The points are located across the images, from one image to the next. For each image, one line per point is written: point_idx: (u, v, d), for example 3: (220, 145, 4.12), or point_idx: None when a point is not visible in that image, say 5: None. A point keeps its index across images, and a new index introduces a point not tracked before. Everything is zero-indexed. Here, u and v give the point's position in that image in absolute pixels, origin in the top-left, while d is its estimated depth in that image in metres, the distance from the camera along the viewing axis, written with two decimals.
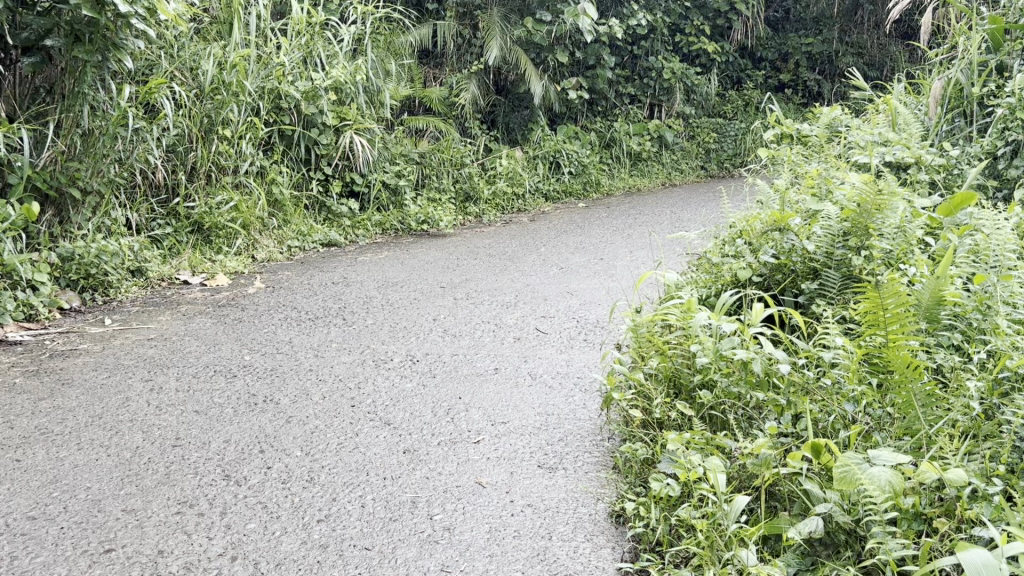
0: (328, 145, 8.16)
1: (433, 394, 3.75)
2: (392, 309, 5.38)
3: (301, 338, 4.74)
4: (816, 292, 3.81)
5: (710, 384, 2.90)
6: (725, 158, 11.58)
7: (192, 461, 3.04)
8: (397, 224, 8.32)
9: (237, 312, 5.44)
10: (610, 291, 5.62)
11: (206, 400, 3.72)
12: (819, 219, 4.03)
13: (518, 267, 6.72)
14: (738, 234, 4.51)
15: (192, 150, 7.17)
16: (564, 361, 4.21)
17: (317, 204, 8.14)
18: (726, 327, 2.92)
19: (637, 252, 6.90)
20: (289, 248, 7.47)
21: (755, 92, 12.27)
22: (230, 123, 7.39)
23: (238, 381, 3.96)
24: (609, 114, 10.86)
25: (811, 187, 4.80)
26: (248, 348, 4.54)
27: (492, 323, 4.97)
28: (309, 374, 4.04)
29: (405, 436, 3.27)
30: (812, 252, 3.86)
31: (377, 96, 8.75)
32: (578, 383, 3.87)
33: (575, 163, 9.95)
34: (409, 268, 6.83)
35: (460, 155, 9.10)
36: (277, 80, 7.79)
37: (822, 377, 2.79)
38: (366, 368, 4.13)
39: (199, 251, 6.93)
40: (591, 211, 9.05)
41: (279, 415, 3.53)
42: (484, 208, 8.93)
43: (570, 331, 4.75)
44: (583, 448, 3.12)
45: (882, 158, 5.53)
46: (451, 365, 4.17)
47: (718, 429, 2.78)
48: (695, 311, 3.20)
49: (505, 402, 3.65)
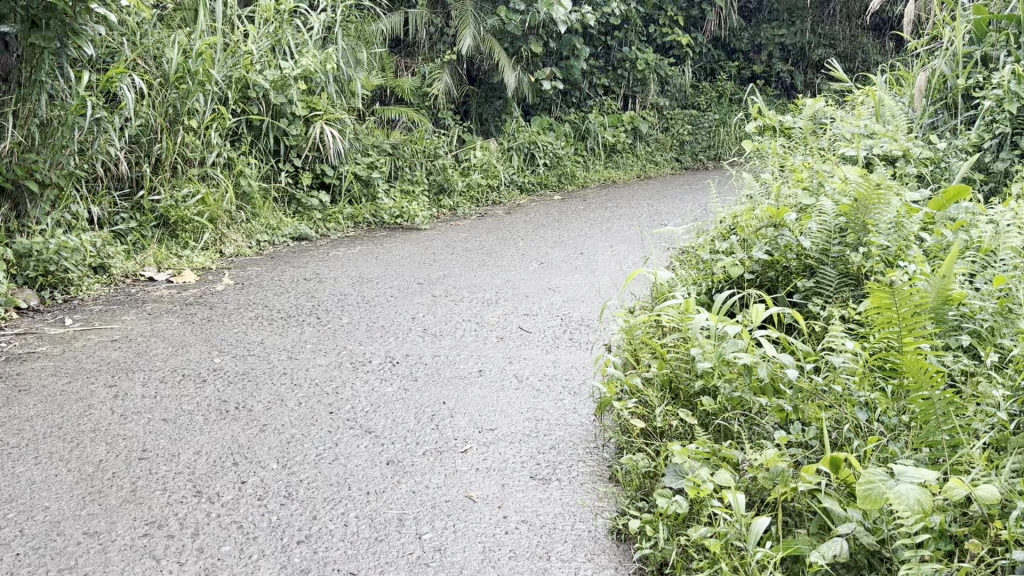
0: (298, 136, 7.91)
1: (415, 398, 3.58)
2: (368, 307, 5.19)
3: (274, 338, 4.53)
4: (812, 290, 3.67)
5: (712, 390, 2.75)
6: (700, 150, 11.48)
7: (160, 476, 2.84)
8: (370, 217, 8.10)
9: (206, 310, 5.23)
10: (592, 287, 5.47)
11: (174, 407, 3.51)
12: (815, 214, 3.91)
13: (496, 261, 6.55)
14: (728, 230, 4.38)
15: (156, 141, 6.92)
16: (550, 362, 4.05)
17: (287, 197, 7.91)
18: (729, 329, 2.77)
19: (617, 246, 6.76)
20: (258, 242, 7.23)
21: (730, 84, 12.17)
22: (196, 113, 7.14)
23: (208, 387, 3.76)
24: (583, 105, 10.69)
25: (802, 180, 4.67)
26: (218, 349, 4.33)
27: (473, 321, 4.80)
28: (283, 378, 3.84)
29: (388, 446, 3.10)
30: (807, 248, 3.74)
31: (348, 86, 8.53)
32: (566, 386, 3.72)
33: (550, 154, 9.77)
34: (384, 263, 6.63)
35: (434, 146, 8.90)
36: (245, 69, 7.56)
37: (829, 383, 2.65)
38: (343, 371, 3.94)
39: (165, 246, 6.67)
40: (568, 204, 8.89)
41: (253, 423, 3.34)
42: (459, 201, 8.73)
43: (554, 330, 4.59)
44: (577, 457, 2.97)
45: (869, 150, 5.42)
46: (434, 367, 3.99)
47: (722, 438, 2.63)
48: (693, 313, 3.05)
49: (492, 407, 3.49)
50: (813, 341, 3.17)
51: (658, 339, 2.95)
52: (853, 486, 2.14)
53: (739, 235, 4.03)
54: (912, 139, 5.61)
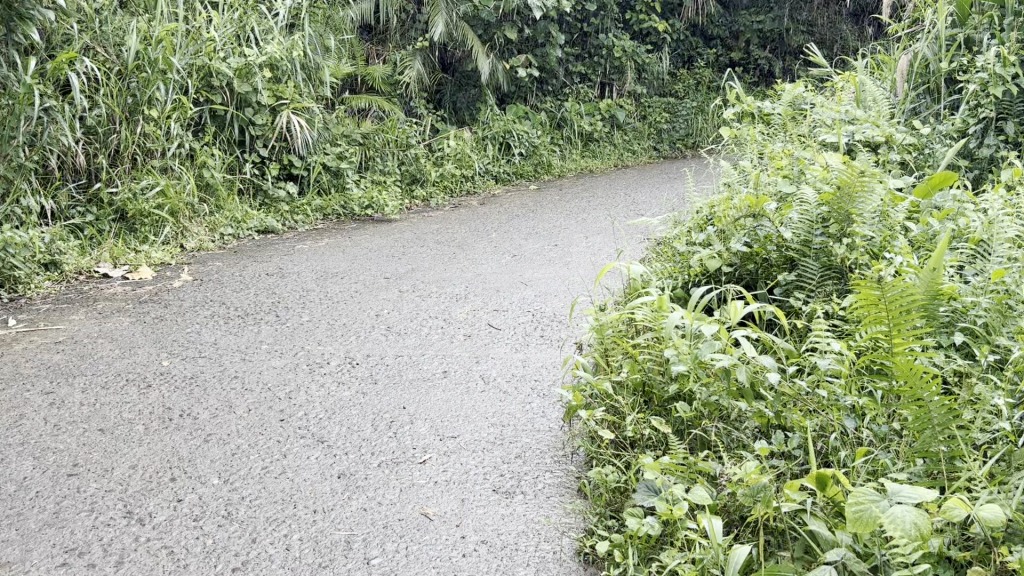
0: (264, 126, 7.63)
1: (374, 403, 3.36)
2: (331, 303, 4.95)
3: (228, 338, 4.29)
4: (794, 284, 3.47)
5: (687, 395, 2.54)
6: (677, 138, 11.28)
7: (88, 494, 2.61)
8: (339, 209, 7.85)
9: (160, 309, 4.96)
10: (566, 281, 5.25)
11: (114, 416, 3.26)
12: (797, 202, 3.70)
13: (468, 254, 6.33)
14: (704, 221, 4.17)
15: (113, 132, 6.62)
16: (519, 361, 3.83)
17: (253, 189, 7.64)
18: (706, 329, 2.55)
19: (593, 237, 6.56)
20: (222, 236, 6.96)
21: (708, 71, 11.96)
22: (156, 102, 6.83)
23: (152, 393, 3.50)
24: (559, 93, 10.46)
25: (782, 167, 4.47)
26: (167, 352, 4.07)
27: (440, 318, 4.57)
28: (234, 383, 3.60)
29: (340, 457, 2.88)
30: (788, 239, 3.53)
31: (316, 74, 8.26)
32: (536, 387, 3.50)
33: (526, 144, 9.53)
34: (351, 257, 6.40)
35: (406, 135, 8.64)
36: (207, 56, 7.26)
37: (814, 386, 2.45)
38: (299, 374, 3.71)
39: (122, 241, 6.39)
40: (543, 194, 8.67)
41: (196, 433, 3.10)
42: (432, 191, 8.48)
43: (525, 327, 4.37)
44: (543, 468, 2.76)
45: (851, 136, 5.17)
46: (396, 368, 3.76)
47: (698, 449, 2.43)
48: (667, 311, 2.84)
49: (454, 411, 3.27)
50: (796, 340, 2.98)
51: (629, 339, 2.74)
52: (841, 505, 1.94)
53: (716, 225, 3.82)
54: (895, 125, 5.43)
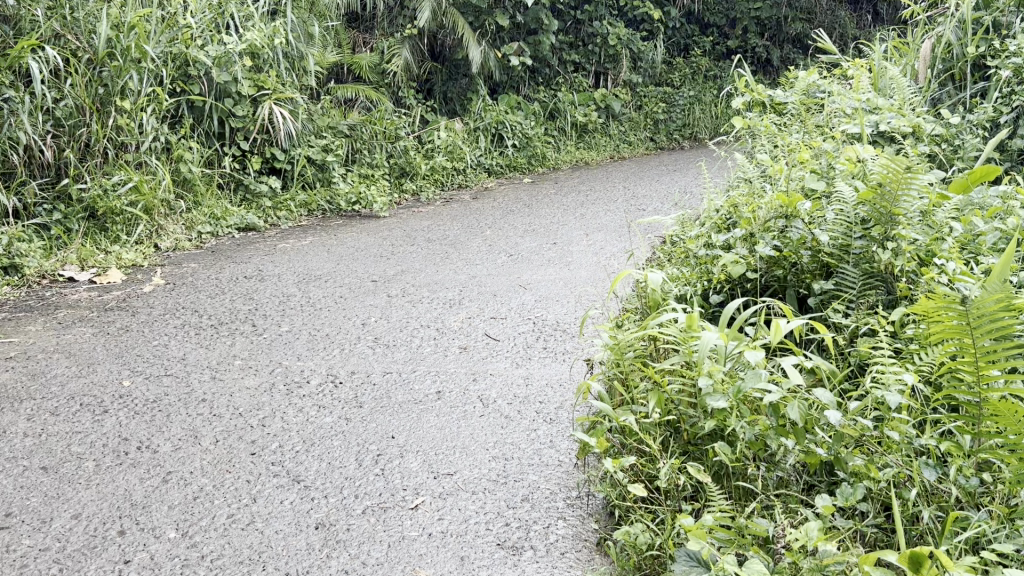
0: (245, 118, 7.19)
1: (358, 432, 2.96)
2: (313, 311, 4.55)
3: (198, 353, 3.89)
4: (832, 293, 3.11)
5: (728, 434, 2.17)
6: (675, 129, 10.81)
7: (18, 556, 2.22)
8: (324, 205, 7.42)
9: (127, 318, 4.55)
10: (567, 286, 4.86)
11: (60, 450, 2.85)
12: (833, 201, 3.32)
13: (460, 254, 5.92)
14: (725, 224, 3.79)
15: (83, 124, 6.20)
16: (521, 380, 3.43)
17: (233, 183, 7.21)
18: (749, 356, 2.16)
19: (594, 236, 6.15)
20: (200, 235, 6.55)
21: (705, 59, 11.51)
22: (129, 93, 6.42)
23: (108, 421, 3.09)
24: (552, 83, 10.05)
25: (806, 161, 4.09)
26: (129, 369, 3.66)
27: (432, 327, 4.18)
28: (200, 408, 3.19)
29: (319, 501, 2.50)
30: (824, 242, 3.16)
31: (299, 63, 7.84)
32: (541, 412, 3.11)
33: (519, 135, 9.10)
34: (337, 257, 5.98)
35: (394, 127, 8.20)
36: (184, 44, 6.83)
37: (880, 424, 2.09)
38: (274, 396, 3.30)
39: (91, 241, 5.98)
40: (539, 187, 8.29)
41: (155, 470, 2.71)
42: (422, 185, 8.04)
43: (526, 338, 3.98)
44: (555, 516, 2.38)
45: (875, 126, 4.76)
46: (383, 389, 3.36)
47: (743, 501, 2.07)
48: (697, 330, 2.46)
49: (450, 441, 2.87)
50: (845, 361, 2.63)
51: (655, 366, 2.36)
52: None
53: (741, 228, 3.42)
54: (920, 114, 5.04)
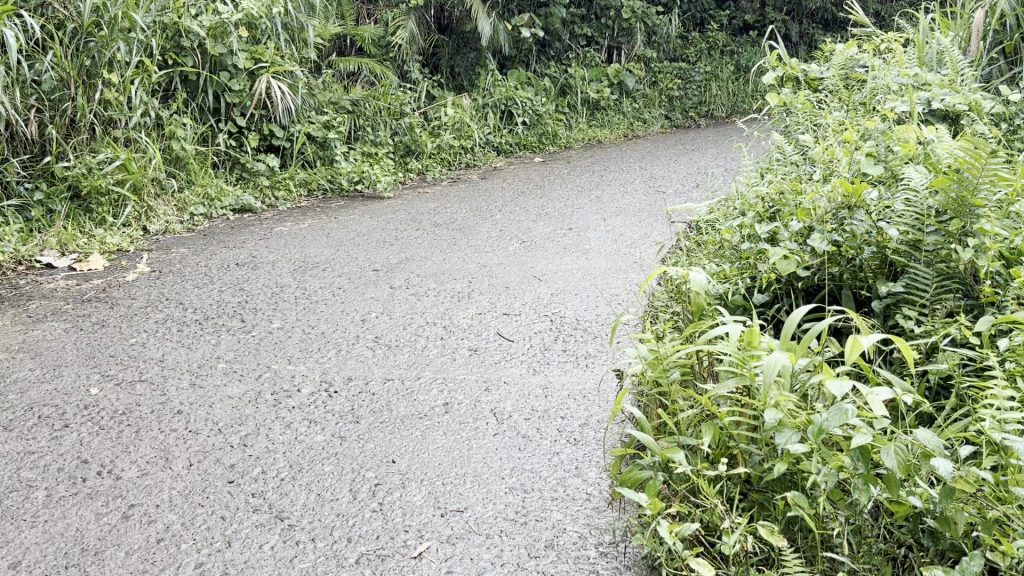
0: (241, 92, 6.77)
1: (353, 455, 2.57)
2: (308, 305, 4.16)
3: (178, 354, 3.49)
4: (903, 298, 2.70)
5: (807, 484, 1.78)
6: (690, 106, 10.22)
7: None
8: (325, 184, 6.99)
9: (104, 312, 4.14)
10: (585, 279, 4.45)
11: (8, 476, 2.46)
12: (900, 189, 2.91)
13: (468, 240, 5.50)
14: (768, 214, 3.37)
15: (67, 98, 5.79)
16: (540, 390, 3.03)
17: (229, 162, 6.80)
18: (834, 387, 1.75)
19: (612, 221, 5.74)
20: (193, 216, 6.14)
21: (722, 34, 10.92)
22: (117, 65, 6.00)
23: (68, 439, 2.69)
24: (563, 59, 9.58)
25: (857, 142, 3.67)
26: (100, 373, 3.26)
27: (439, 324, 3.79)
28: (174, 425, 2.79)
29: (305, 546, 2.11)
30: (892, 238, 2.75)
31: (300, 35, 7.37)
32: (564, 430, 2.71)
33: (529, 112, 8.63)
34: (337, 242, 5.59)
35: (399, 102, 7.76)
36: (175, 13, 6.42)
37: (997, 476, 1.70)
38: (259, 408, 2.91)
39: (74, 223, 5.59)
40: (551, 167, 7.85)
41: (114, 502, 2.32)
42: (428, 163, 7.61)
43: (543, 338, 3.58)
44: (585, 569, 1.99)
45: (925, 104, 4.31)
46: (383, 400, 2.96)
47: (825, 569, 1.70)
48: (759, 347, 2.07)
49: (459, 467, 2.47)
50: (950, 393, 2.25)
51: (710, 393, 1.98)
52: None
53: (796, 220, 3.00)
54: (974, 90, 4.58)
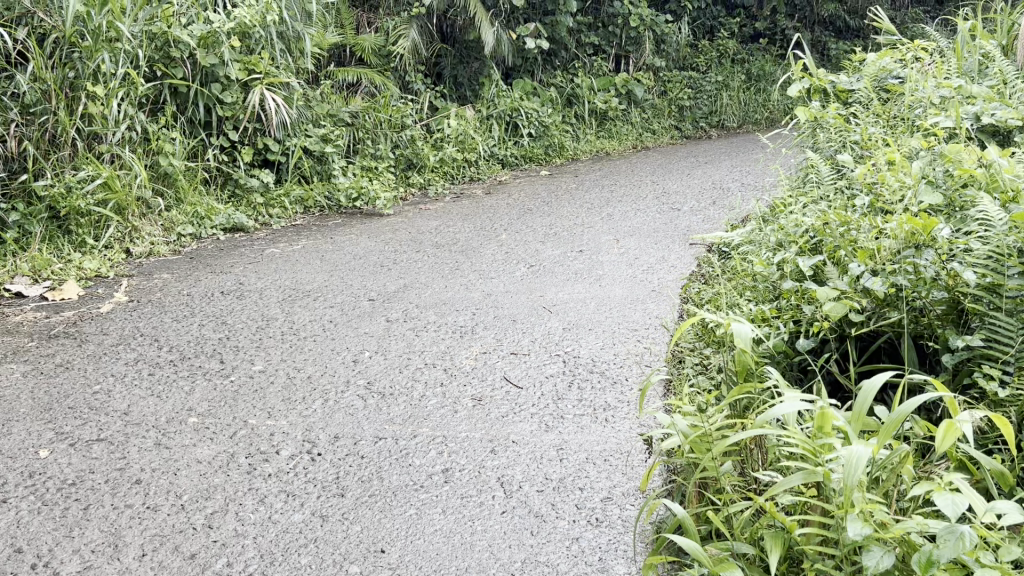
0: (234, 105, 6.38)
1: (336, 542, 2.19)
2: (296, 342, 3.76)
3: (147, 404, 3.10)
4: (980, 354, 2.31)
5: None
6: (700, 117, 9.74)
7: None
8: (322, 201, 6.61)
9: (71, 351, 3.76)
10: (601, 310, 4.05)
11: None
12: (975, 225, 2.52)
13: (472, 264, 5.12)
14: (810, 247, 2.97)
15: (49, 112, 5.43)
16: (554, 453, 2.63)
17: (221, 178, 6.43)
18: (947, 509, 1.39)
19: (626, 242, 5.35)
20: (180, 237, 5.75)
21: (732, 42, 10.48)
22: (102, 77, 5.62)
23: (3, 520, 2.32)
24: (569, 68, 9.20)
25: (905, 164, 3.28)
26: (54, 430, 2.88)
27: (440, 365, 3.42)
28: (132, 499, 2.41)
29: None
30: (967, 281, 2.37)
31: (296, 45, 6.98)
32: (583, 508, 2.33)
33: (535, 123, 8.24)
34: (331, 266, 5.21)
35: (400, 114, 7.37)
36: (164, 23, 6.04)
37: None
38: (230, 477, 2.53)
39: (51, 247, 5.22)
40: (558, 181, 7.47)
41: None
42: (430, 178, 7.23)
43: (555, 384, 3.19)
44: None
45: (974, 120, 3.91)
46: (373, 466, 2.57)
47: None
48: (830, 433, 1.70)
49: (460, 561, 2.09)
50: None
51: (770, 493, 1.62)
52: None
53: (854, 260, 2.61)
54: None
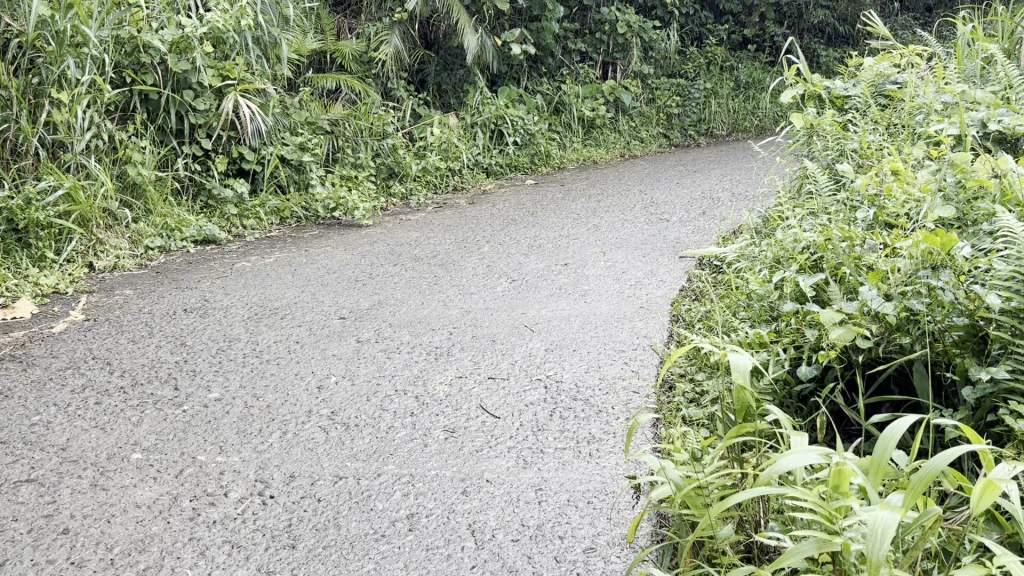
0: (207, 112, 6.10)
1: None
2: (258, 366, 3.49)
3: (89, 438, 2.83)
4: (1004, 388, 2.07)
5: None
6: (689, 125, 9.46)
7: None
8: (299, 211, 6.34)
9: (15, 376, 3.48)
10: (586, 329, 3.79)
11: None
12: (1000, 243, 2.30)
13: (452, 279, 4.86)
14: (811, 264, 2.74)
15: (10, 120, 5.19)
16: (533, 494, 2.37)
17: (193, 188, 6.14)
18: None
19: (613, 255, 5.11)
20: (147, 250, 5.47)
21: (721, 48, 10.25)
22: (66, 83, 5.34)
23: None
24: (555, 75, 8.97)
25: (912, 173, 3.06)
26: None
27: (410, 392, 3.16)
28: (60, 555, 2.14)
29: None
30: (991, 308, 2.13)
31: (273, 50, 6.70)
32: (563, 560, 2.07)
33: (521, 131, 7.99)
34: (302, 281, 4.94)
35: (382, 122, 7.12)
36: (133, 27, 5.75)
37: None
38: (170, 525, 2.27)
39: (8, 261, 4.93)
40: (543, 190, 7.22)
41: None
42: (412, 187, 6.96)
43: (537, 413, 2.93)
44: None
45: (981, 127, 3.68)
46: (330, 512, 2.31)
47: None
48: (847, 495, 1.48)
49: None
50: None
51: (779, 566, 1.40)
52: None
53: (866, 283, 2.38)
54: None
